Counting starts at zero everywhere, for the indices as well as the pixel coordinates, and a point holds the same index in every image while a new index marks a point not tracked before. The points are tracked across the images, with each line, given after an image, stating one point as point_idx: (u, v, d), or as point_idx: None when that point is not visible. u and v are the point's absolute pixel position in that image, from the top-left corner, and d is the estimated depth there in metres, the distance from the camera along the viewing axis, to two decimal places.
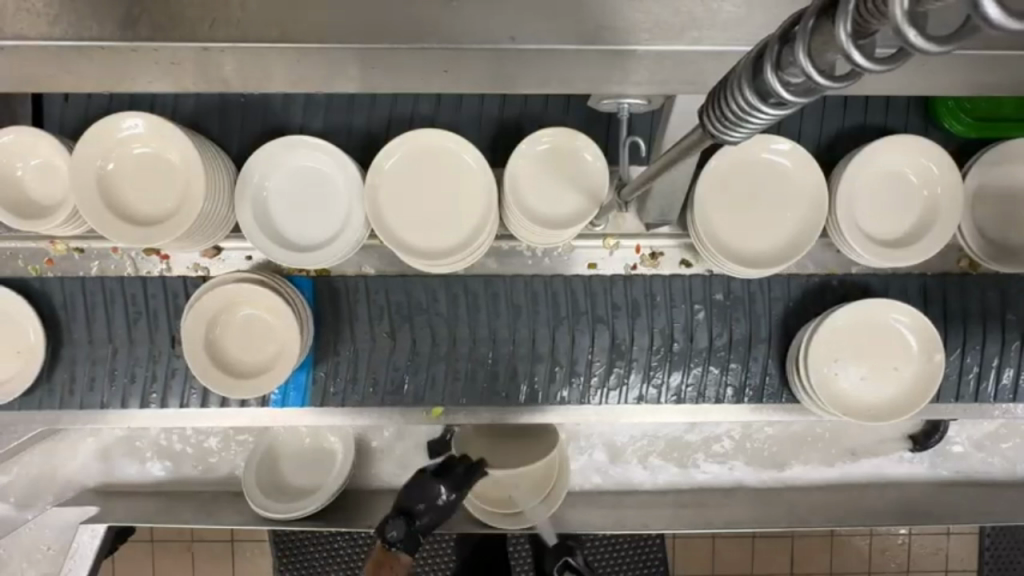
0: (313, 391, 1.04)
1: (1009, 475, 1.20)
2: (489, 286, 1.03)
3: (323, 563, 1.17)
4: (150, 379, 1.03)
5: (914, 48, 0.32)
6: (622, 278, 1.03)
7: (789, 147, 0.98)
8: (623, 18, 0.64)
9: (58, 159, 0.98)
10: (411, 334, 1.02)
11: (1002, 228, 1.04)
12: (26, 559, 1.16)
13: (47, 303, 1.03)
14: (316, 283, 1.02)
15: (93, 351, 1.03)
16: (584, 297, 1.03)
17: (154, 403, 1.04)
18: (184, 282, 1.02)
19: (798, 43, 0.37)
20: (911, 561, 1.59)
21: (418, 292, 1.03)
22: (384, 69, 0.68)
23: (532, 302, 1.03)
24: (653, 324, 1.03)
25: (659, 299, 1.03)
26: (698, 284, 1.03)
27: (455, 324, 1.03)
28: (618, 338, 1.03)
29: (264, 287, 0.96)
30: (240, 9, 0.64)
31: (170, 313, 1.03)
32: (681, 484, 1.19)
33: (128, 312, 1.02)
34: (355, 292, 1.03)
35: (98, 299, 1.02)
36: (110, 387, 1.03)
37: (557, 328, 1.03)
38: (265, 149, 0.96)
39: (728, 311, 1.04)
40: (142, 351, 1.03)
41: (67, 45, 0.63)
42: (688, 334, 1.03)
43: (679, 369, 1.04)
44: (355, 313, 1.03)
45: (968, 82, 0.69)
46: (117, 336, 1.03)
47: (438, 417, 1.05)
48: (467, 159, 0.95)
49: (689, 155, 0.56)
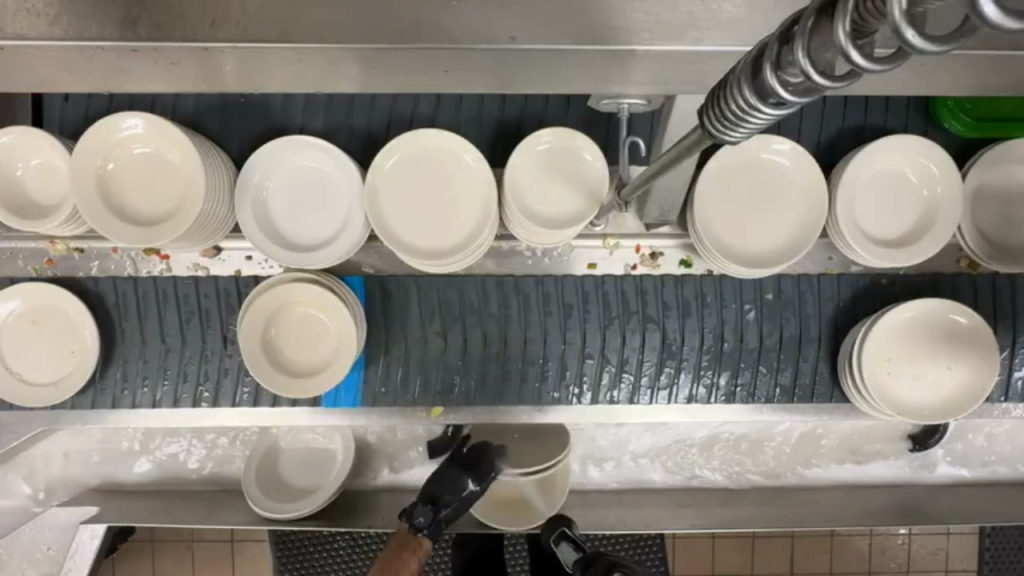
0: (365, 391, 1.04)
1: (1009, 475, 1.20)
2: (540, 286, 1.03)
3: (323, 562, 1.17)
4: (201, 378, 1.03)
5: (912, 47, 0.32)
6: (673, 279, 1.03)
7: (789, 147, 0.99)
8: (624, 18, 0.64)
9: (58, 159, 0.98)
10: (463, 334, 1.02)
11: (1001, 228, 1.04)
12: (26, 558, 1.16)
13: (101, 302, 1.03)
14: (367, 283, 1.02)
15: (144, 350, 1.03)
16: (635, 297, 1.03)
17: (206, 403, 1.04)
18: (236, 282, 1.02)
19: (797, 43, 0.37)
20: (911, 561, 1.59)
21: (469, 291, 1.02)
22: (387, 68, 0.68)
23: (583, 301, 1.03)
24: (704, 324, 1.03)
25: (710, 299, 1.03)
26: (749, 284, 1.03)
27: (506, 324, 1.02)
28: (669, 338, 1.03)
29: (321, 288, 0.96)
30: (240, 9, 0.64)
31: (223, 311, 1.02)
32: (681, 484, 1.19)
33: (181, 312, 1.02)
34: (405, 292, 1.02)
35: (152, 299, 1.02)
36: (162, 386, 1.03)
37: (609, 327, 1.03)
38: (265, 149, 0.96)
39: (779, 312, 1.04)
40: (193, 348, 1.03)
41: (66, 44, 0.63)
42: (738, 334, 1.03)
43: (728, 368, 1.04)
44: (407, 313, 1.02)
45: (967, 81, 0.68)
46: (170, 335, 1.02)
47: (438, 416, 1.06)
48: (467, 158, 0.95)
49: (689, 154, 0.56)
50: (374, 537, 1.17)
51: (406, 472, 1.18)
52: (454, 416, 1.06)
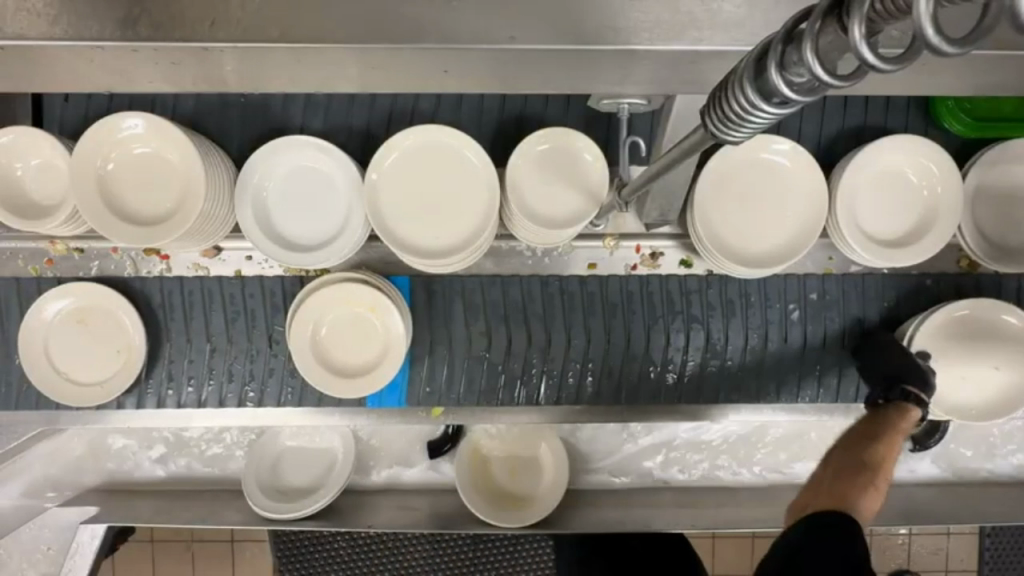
0: (410, 391, 1.04)
1: (1009, 474, 1.20)
2: (585, 286, 1.02)
3: (324, 563, 1.17)
4: (248, 378, 1.03)
5: (930, 47, 0.32)
6: (718, 279, 1.03)
7: (789, 147, 0.98)
8: (624, 18, 0.64)
9: (58, 160, 0.98)
10: (508, 334, 1.02)
11: (1001, 228, 1.04)
12: (26, 559, 1.17)
13: (147, 302, 1.02)
14: (414, 283, 1.02)
15: (190, 350, 1.02)
16: (679, 296, 1.03)
17: (251, 402, 1.04)
18: (281, 281, 1.02)
19: (805, 43, 0.37)
20: (911, 560, 1.59)
21: (514, 289, 1.02)
22: (387, 67, 0.68)
23: (628, 301, 1.03)
24: (748, 323, 1.03)
25: (754, 299, 1.03)
26: (794, 284, 1.04)
27: (550, 323, 1.02)
28: (713, 338, 1.03)
29: (371, 288, 0.96)
30: (240, 8, 0.63)
31: (268, 311, 1.02)
32: (679, 483, 1.19)
33: (227, 312, 1.02)
34: (451, 292, 1.02)
35: (196, 298, 1.02)
36: (207, 386, 1.03)
37: (653, 327, 1.03)
38: (264, 149, 0.96)
39: (823, 312, 1.04)
40: (240, 349, 1.02)
41: (66, 44, 0.63)
42: (783, 334, 1.04)
43: (770, 367, 1.04)
44: (451, 313, 1.02)
45: (967, 81, 0.68)
46: (215, 336, 1.02)
47: (438, 416, 1.07)
48: (468, 155, 0.95)
49: (690, 155, 0.56)
50: (374, 537, 1.17)
51: (406, 471, 1.18)
52: (454, 416, 1.07)
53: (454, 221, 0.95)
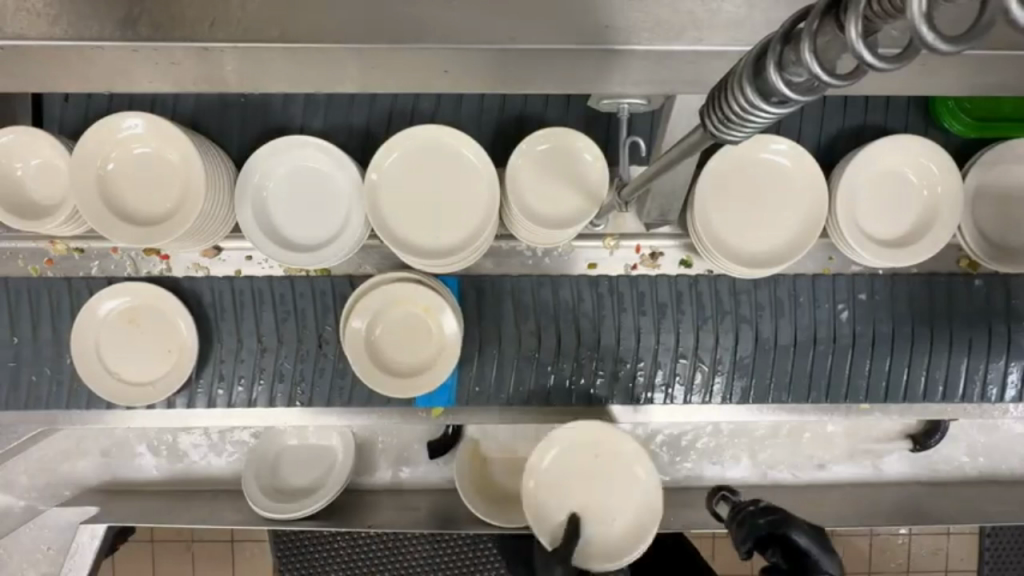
0: (460, 392, 1.04)
1: (1008, 473, 1.21)
2: (634, 286, 1.03)
3: (325, 562, 1.17)
4: (297, 379, 1.03)
5: (925, 46, 0.32)
6: (769, 279, 1.04)
7: (788, 147, 0.99)
8: (623, 17, 0.64)
9: (58, 160, 0.98)
10: (558, 334, 1.03)
11: (1001, 228, 1.04)
12: (26, 559, 1.18)
13: (197, 301, 1.03)
14: (463, 284, 1.02)
15: (240, 350, 1.03)
16: (728, 297, 1.03)
17: (301, 402, 1.04)
18: (331, 282, 1.03)
19: (803, 42, 0.37)
20: (911, 561, 1.59)
21: (564, 290, 1.03)
22: (387, 68, 0.68)
23: (676, 301, 1.03)
24: (797, 324, 1.04)
25: (803, 299, 1.04)
26: (843, 284, 1.04)
27: (600, 322, 1.03)
28: (762, 337, 1.03)
29: (427, 288, 0.96)
30: (240, 8, 0.64)
31: (319, 312, 1.02)
32: (680, 482, 1.19)
33: (277, 312, 1.02)
34: (501, 292, 1.03)
35: (247, 298, 1.02)
36: (257, 386, 1.04)
37: (702, 327, 1.03)
38: (264, 149, 0.96)
39: (872, 312, 1.04)
40: (289, 349, 1.03)
41: (66, 44, 0.63)
42: (831, 334, 1.04)
43: (817, 367, 1.05)
44: (501, 313, 1.03)
45: (966, 81, 0.68)
46: (266, 336, 1.03)
47: (438, 416, 1.06)
48: (467, 154, 0.95)
49: (690, 155, 0.56)
50: (374, 537, 1.17)
51: (406, 471, 1.18)
52: (454, 417, 1.06)
53: (455, 223, 0.95)
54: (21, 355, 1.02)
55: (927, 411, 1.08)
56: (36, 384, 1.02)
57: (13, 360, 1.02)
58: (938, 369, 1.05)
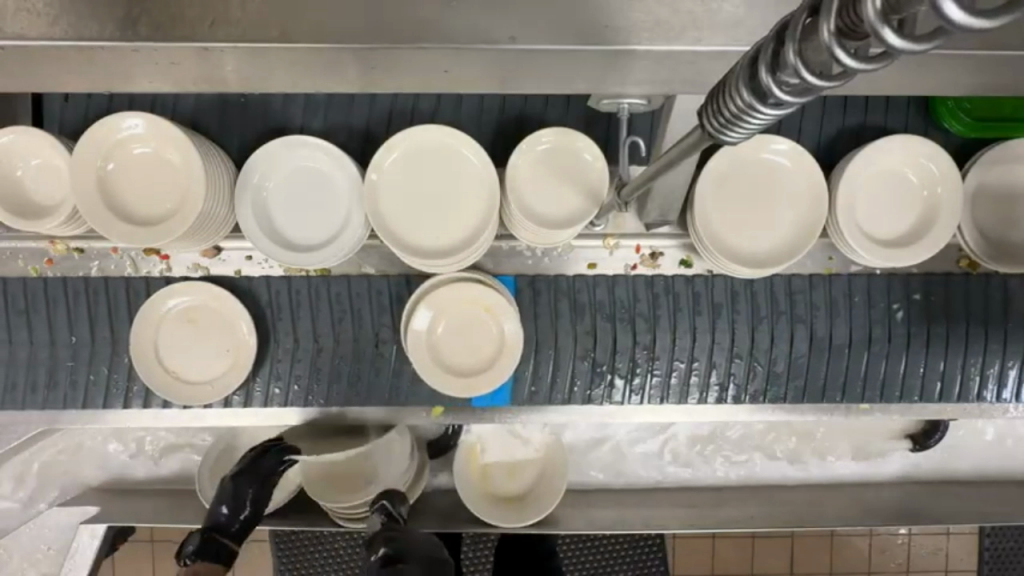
0: (515, 393, 1.04)
1: (1006, 472, 1.21)
2: (690, 285, 1.03)
3: (325, 562, 1.17)
4: (354, 379, 1.03)
5: (890, 47, 0.32)
6: (824, 279, 1.04)
7: (788, 147, 0.99)
8: (624, 17, 0.64)
9: (59, 160, 0.98)
10: (615, 334, 1.02)
11: (1000, 227, 1.04)
12: (27, 558, 1.18)
13: (255, 301, 1.02)
14: (520, 283, 1.02)
15: (297, 351, 1.02)
16: (784, 297, 1.03)
17: (359, 402, 1.03)
18: (387, 282, 1.02)
19: (789, 44, 0.37)
20: (911, 560, 1.59)
21: (621, 290, 1.03)
22: (387, 70, 0.69)
23: (732, 301, 1.03)
24: (853, 322, 1.04)
25: (858, 298, 1.04)
26: (897, 284, 1.04)
27: (656, 322, 1.02)
28: (819, 335, 1.03)
29: (490, 288, 0.97)
30: (240, 9, 0.64)
31: (374, 312, 1.02)
32: (679, 482, 1.19)
33: (334, 312, 1.02)
34: (558, 291, 1.03)
35: (304, 299, 1.02)
36: (315, 387, 1.03)
37: (758, 327, 1.03)
38: (265, 149, 0.96)
39: (927, 312, 1.04)
40: (346, 349, 1.02)
41: (66, 44, 0.63)
42: (886, 333, 1.04)
43: (871, 369, 1.05)
44: (558, 311, 1.02)
45: (960, 82, 0.68)
46: (323, 336, 1.02)
47: (439, 413, 1.06)
48: (467, 154, 0.95)
49: (690, 155, 0.56)
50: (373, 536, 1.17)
51: None
52: (455, 415, 1.07)
53: (454, 222, 0.95)
54: (79, 355, 1.02)
55: (927, 411, 1.08)
56: (58, 385, 1.02)
57: (72, 360, 1.02)
58: (991, 367, 1.05)
